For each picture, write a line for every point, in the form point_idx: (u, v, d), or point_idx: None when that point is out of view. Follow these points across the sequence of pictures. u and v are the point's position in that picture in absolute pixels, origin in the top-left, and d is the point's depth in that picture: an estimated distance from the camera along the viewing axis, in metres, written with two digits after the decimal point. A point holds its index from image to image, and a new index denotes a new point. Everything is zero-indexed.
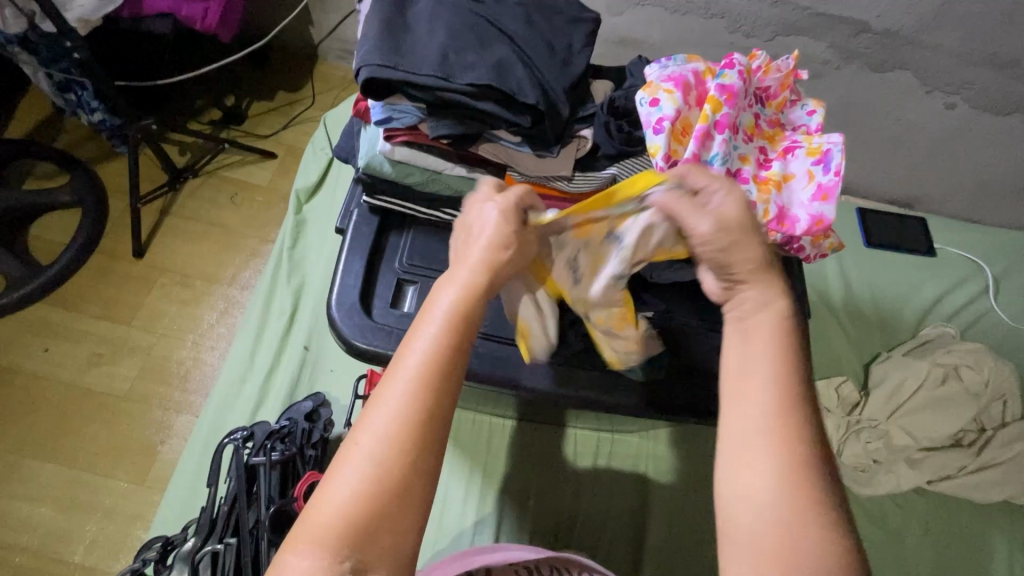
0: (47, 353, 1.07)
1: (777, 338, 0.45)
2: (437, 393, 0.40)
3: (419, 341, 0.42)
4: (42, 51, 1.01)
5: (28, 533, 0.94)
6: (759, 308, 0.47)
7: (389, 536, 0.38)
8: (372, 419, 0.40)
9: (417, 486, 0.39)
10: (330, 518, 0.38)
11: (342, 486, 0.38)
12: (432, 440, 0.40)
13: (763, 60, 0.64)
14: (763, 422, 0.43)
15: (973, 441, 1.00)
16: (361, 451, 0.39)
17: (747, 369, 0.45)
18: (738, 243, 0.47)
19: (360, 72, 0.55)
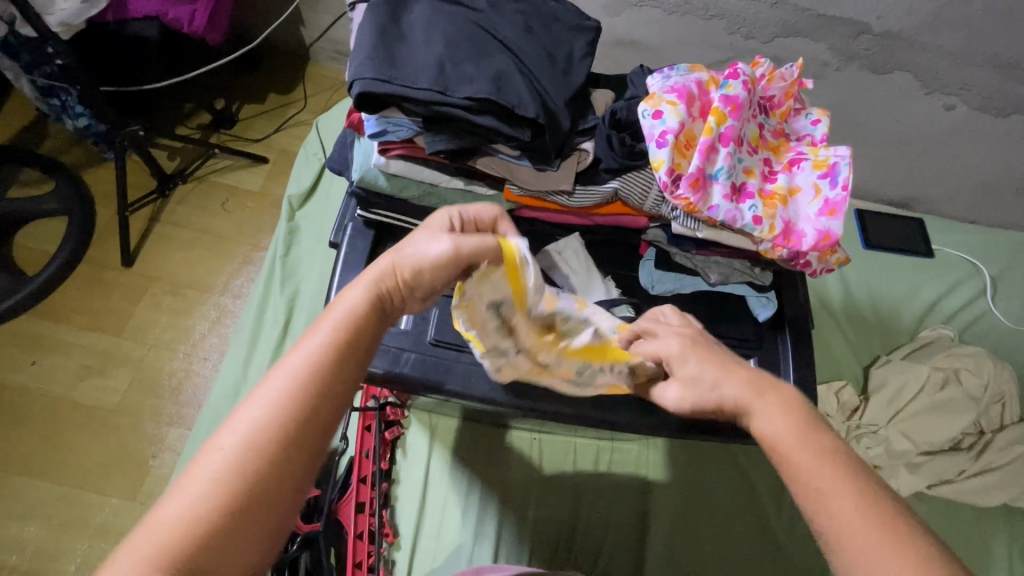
0: (34, 366, 1.04)
1: (798, 431, 0.40)
2: (311, 409, 0.39)
3: (304, 346, 0.40)
4: (23, 55, 0.97)
5: (17, 552, 0.92)
6: (756, 409, 0.43)
7: (228, 561, 0.35)
8: (247, 411, 0.38)
9: (267, 508, 0.36)
10: (176, 516, 0.35)
11: (184, 496, 0.35)
12: (296, 458, 0.37)
13: (767, 68, 0.62)
14: (863, 535, 0.35)
15: (973, 444, 1.00)
16: (217, 458, 0.36)
17: (813, 490, 0.38)
18: (702, 403, 0.47)
19: (353, 85, 0.53)
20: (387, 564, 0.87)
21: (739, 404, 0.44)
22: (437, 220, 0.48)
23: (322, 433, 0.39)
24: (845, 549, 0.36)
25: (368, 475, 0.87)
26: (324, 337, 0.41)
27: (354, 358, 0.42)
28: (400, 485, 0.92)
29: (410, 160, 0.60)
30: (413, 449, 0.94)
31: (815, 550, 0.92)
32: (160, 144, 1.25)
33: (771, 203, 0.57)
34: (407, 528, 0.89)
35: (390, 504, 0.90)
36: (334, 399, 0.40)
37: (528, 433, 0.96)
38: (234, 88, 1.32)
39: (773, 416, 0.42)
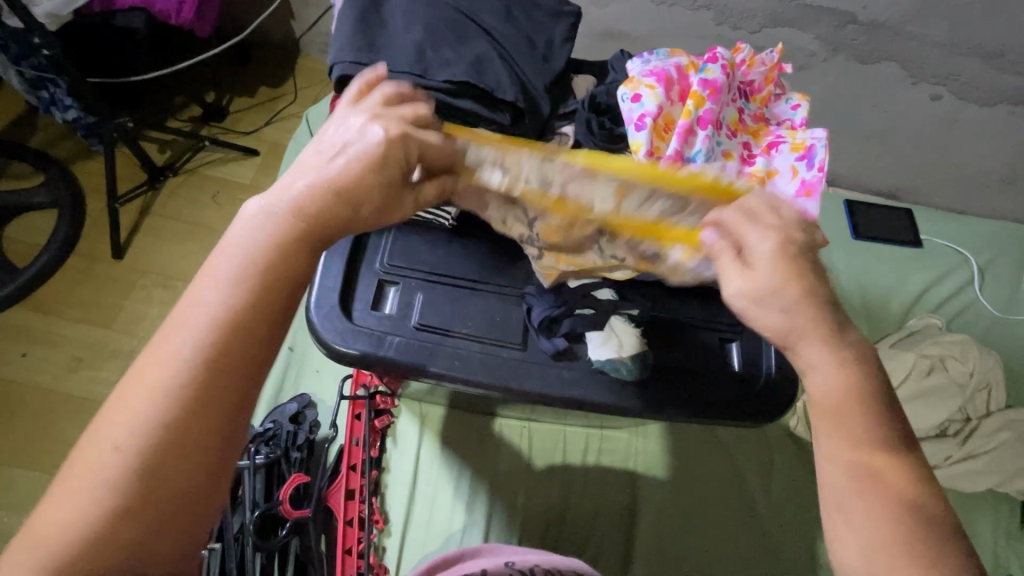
0: (26, 358, 1.04)
1: (852, 397, 0.42)
2: (221, 371, 0.34)
3: (217, 279, 0.36)
4: (11, 47, 0.98)
5: (9, 542, 0.92)
6: (811, 368, 0.43)
7: (167, 499, 0.32)
8: (168, 346, 0.34)
9: (202, 436, 0.33)
10: (105, 464, 0.32)
11: (113, 441, 0.32)
12: (214, 424, 0.34)
13: (747, 54, 0.64)
14: (857, 497, 0.41)
15: (959, 430, 1.01)
16: (115, 441, 0.32)
17: (837, 462, 0.42)
18: (760, 315, 0.43)
19: (333, 69, 0.54)
20: (378, 550, 0.87)
21: (791, 346, 0.44)
22: (373, 143, 0.42)
23: (249, 357, 0.35)
24: (839, 510, 0.42)
25: (358, 463, 0.88)
26: (226, 292, 0.36)
27: (268, 306, 0.36)
28: (390, 473, 0.93)
29: None
30: (403, 437, 0.94)
31: (801, 535, 0.93)
32: (150, 137, 1.25)
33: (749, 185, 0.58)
34: (398, 516, 0.90)
35: (381, 492, 0.91)
36: (246, 356, 0.35)
37: (518, 421, 0.96)
38: (225, 81, 1.32)
39: (828, 380, 0.43)
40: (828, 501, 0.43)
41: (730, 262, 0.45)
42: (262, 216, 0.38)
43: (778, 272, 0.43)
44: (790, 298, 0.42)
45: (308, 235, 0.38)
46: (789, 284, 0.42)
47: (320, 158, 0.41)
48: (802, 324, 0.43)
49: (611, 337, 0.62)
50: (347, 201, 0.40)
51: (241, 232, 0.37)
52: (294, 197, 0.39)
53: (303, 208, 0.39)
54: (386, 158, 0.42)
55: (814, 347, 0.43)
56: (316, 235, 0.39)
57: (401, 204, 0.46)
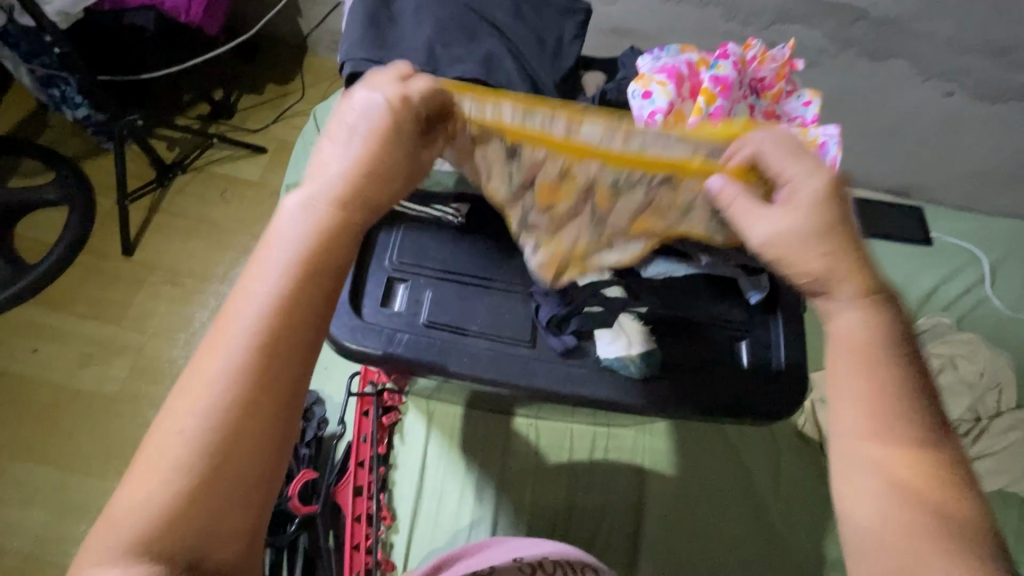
0: (37, 354, 1.06)
1: (866, 345, 0.43)
2: (276, 347, 0.35)
3: (270, 257, 0.37)
4: (21, 45, 0.98)
5: (21, 535, 0.93)
6: (838, 312, 0.44)
7: (239, 467, 0.33)
8: (227, 325, 0.35)
9: (268, 407, 0.34)
10: (178, 439, 0.33)
11: (185, 418, 0.33)
12: (278, 395, 0.34)
13: (758, 50, 0.63)
14: (862, 443, 0.41)
15: (968, 430, 1.00)
16: (192, 408, 0.33)
17: (852, 401, 0.42)
18: (792, 254, 0.45)
19: (344, 66, 0.54)
20: (385, 546, 0.88)
21: (828, 292, 0.45)
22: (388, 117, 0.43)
23: (304, 326, 0.36)
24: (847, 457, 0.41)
25: (365, 459, 0.89)
26: (278, 267, 0.36)
27: (321, 280, 0.37)
28: (397, 470, 0.93)
29: None
30: (411, 434, 0.95)
31: (807, 534, 0.93)
32: (158, 135, 1.26)
33: None
34: (405, 512, 0.90)
35: (388, 488, 0.91)
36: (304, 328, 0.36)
37: (526, 418, 0.96)
38: (232, 78, 1.32)
39: (857, 324, 0.43)
40: (838, 442, 0.42)
41: (746, 204, 0.48)
42: (306, 198, 0.39)
43: (814, 218, 0.45)
44: (818, 243, 0.44)
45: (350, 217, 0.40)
46: (826, 237, 0.44)
47: (346, 137, 0.42)
48: (835, 266, 0.44)
49: (619, 334, 0.62)
50: (380, 183, 0.42)
51: (286, 214, 0.39)
52: (332, 177, 0.40)
53: (343, 195, 0.40)
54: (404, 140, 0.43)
55: (833, 292, 0.44)
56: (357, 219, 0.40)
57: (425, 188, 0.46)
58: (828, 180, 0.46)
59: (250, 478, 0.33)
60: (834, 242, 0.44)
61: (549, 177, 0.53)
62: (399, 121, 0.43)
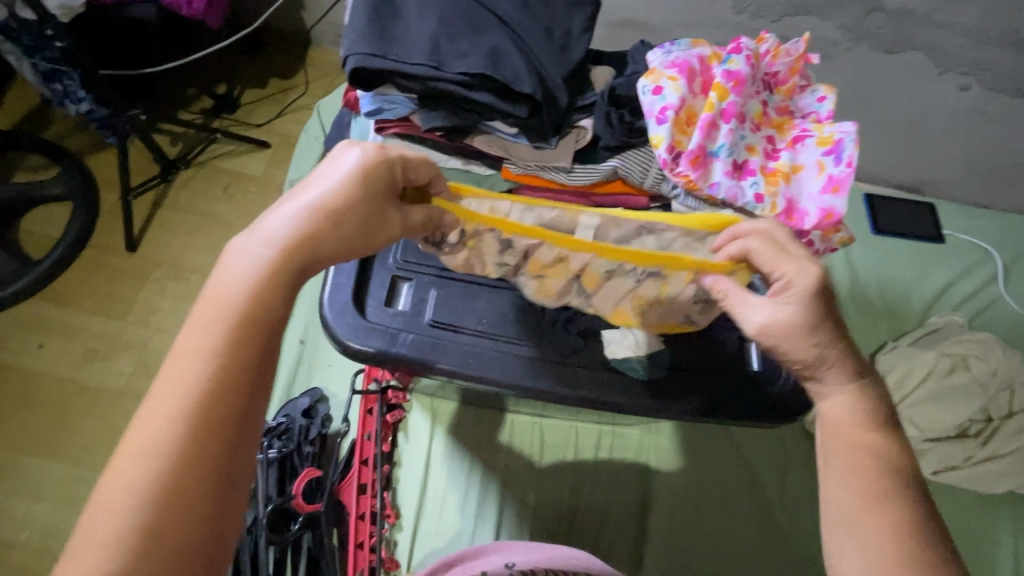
0: (41, 350, 1.06)
1: (859, 423, 0.47)
2: (229, 384, 0.35)
3: (222, 302, 0.37)
4: (23, 40, 0.97)
5: (27, 530, 0.93)
6: (830, 396, 0.48)
7: (192, 509, 0.33)
8: (177, 370, 0.35)
9: (218, 445, 0.34)
10: (130, 485, 0.32)
11: (135, 462, 0.33)
12: (231, 432, 0.35)
13: (772, 44, 0.61)
14: (855, 511, 0.44)
15: (980, 431, 0.97)
16: (140, 448, 0.33)
17: (837, 471, 0.46)
18: (787, 340, 0.46)
19: (347, 61, 0.53)
20: (389, 545, 0.87)
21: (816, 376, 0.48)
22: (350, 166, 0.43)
23: (254, 364, 0.37)
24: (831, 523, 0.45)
25: (370, 457, 0.88)
26: (230, 310, 0.37)
27: (273, 320, 0.38)
28: (401, 468, 0.92)
29: (405, 138, 0.61)
30: (415, 432, 0.94)
31: (816, 535, 0.92)
32: (162, 129, 1.25)
33: (773, 180, 0.57)
34: (409, 511, 0.90)
35: (393, 486, 0.91)
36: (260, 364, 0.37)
37: (529, 416, 0.96)
38: (235, 72, 1.31)
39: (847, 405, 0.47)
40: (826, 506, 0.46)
41: (739, 292, 0.49)
42: (263, 243, 0.39)
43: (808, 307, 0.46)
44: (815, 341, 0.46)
45: (308, 254, 0.40)
46: (818, 327, 0.46)
47: (308, 187, 0.43)
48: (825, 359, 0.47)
49: (626, 335, 0.61)
50: (344, 224, 0.42)
51: (240, 259, 0.39)
52: (291, 223, 0.41)
53: (301, 233, 0.40)
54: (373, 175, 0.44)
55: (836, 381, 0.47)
56: (311, 256, 0.41)
57: (388, 220, 0.46)
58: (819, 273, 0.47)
59: (202, 518, 0.33)
60: (817, 332, 0.46)
61: (543, 260, 0.54)
62: (364, 170, 0.43)
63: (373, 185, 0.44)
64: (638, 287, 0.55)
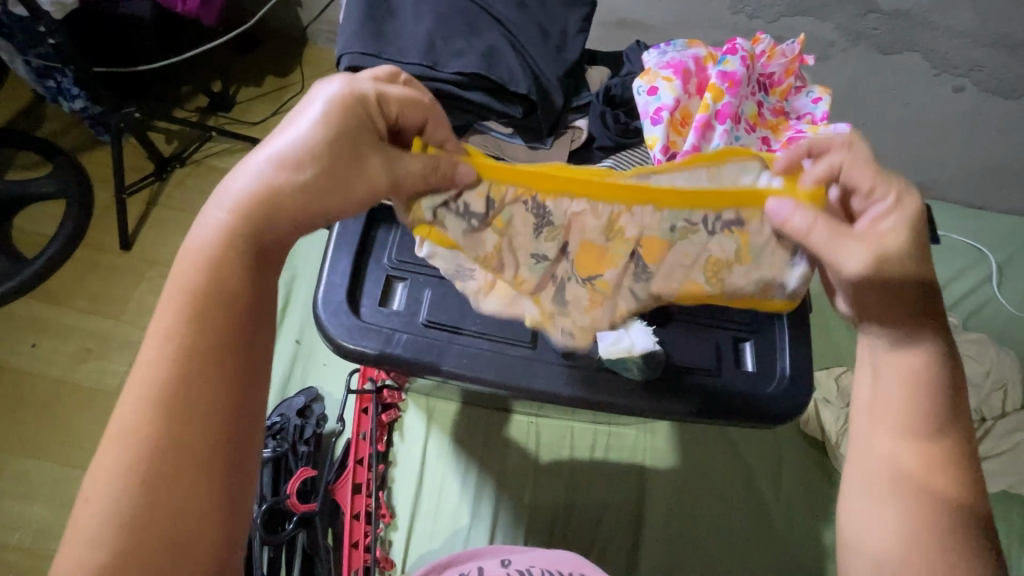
0: (35, 349, 1.05)
1: (917, 384, 0.43)
2: (197, 353, 0.36)
3: (188, 276, 0.38)
4: (17, 36, 0.97)
5: (21, 530, 0.93)
6: (893, 351, 0.45)
7: (182, 479, 0.34)
8: (149, 349, 0.36)
9: (196, 415, 0.35)
10: (116, 461, 0.34)
11: (119, 437, 0.35)
12: (206, 403, 0.36)
13: (767, 44, 0.62)
14: (890, 473, 0.43)
15: (973, 431, 0.98)
16: (122, 425, 0.35)
17: (886, 426, 0.44)
18: (891, 284, 0.44)
19: (341, 59, 0.53)
20: (384, 544, 0.87)
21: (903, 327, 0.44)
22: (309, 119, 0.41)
23: (221, 329, 0.37)
24: (880, 472, 0.43)
25: (365, 457, 0.88)
26: (194, 282, 0.38)
27: (236, 286, 0.38)
28: (396, 468, 0.92)
29: None
30: (410, 431, 0.94)
31: (810, 535, 0.92)
32: (157, 128, 1.25)
33: None
34: (404, 510, 0.89)
35: (388, 486, 0.91)
36: (220, 331, 0.37)
37: (525, 416, 0.96)
38: (231, 70, 1.31)
39: (922, 360, 0.44)
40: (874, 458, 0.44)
41: (833, 228, 0.45)
42: (222, 211, 0.39)
43: (907, 247, 0.44)
44: (918, 283, 0.44)
45: (267, 216, 0.39)
46: (915, 266, 0.44)
47: (269, 147, 0.41)
48: (919, 306, 0.44)
49: None
50: (308, 178, 0.40)
51: (202, 232, 0.39)
52: (250, 186, 0.39)
53: (259, 196, 0.39)
54: (331, 127, 0.41)
55: (897, 335, 0.44)
56: (275, 219, 0.40)
57: (367, 168, 0.42)
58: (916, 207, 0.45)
59: (191, 486, 0.35)
60: (916, 275, 0.44)
61: (594, 236, 0.52)
62: (326, 124, 0.41)
63: (340, 136, 0.41)
64: (710, 247, 0.52)
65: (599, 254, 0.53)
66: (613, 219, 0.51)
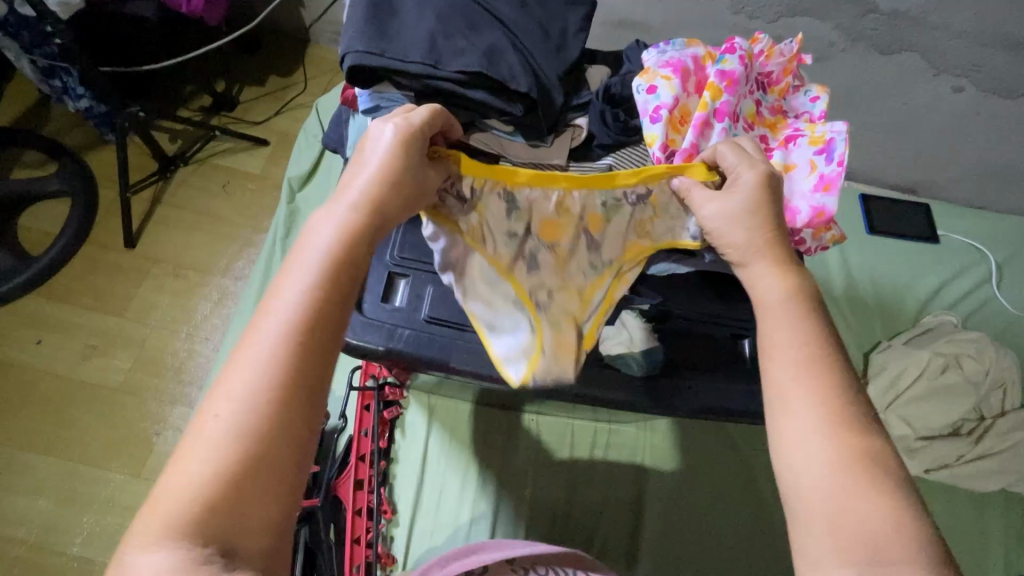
0: (40, 345, 1.06)
1: (790, 298, 0.47)
2: (301, 345, 0.38)
3: (294, 277, 0.40)
4: (23, 36, 0.98)
5: (26, 525, 0.94)
6: (756, 275, 0.50)
7: (276, 464, 0.35)
8: (253, 345, 0.38)
9: (295, 404, 0.36)
10: (214, 448, 0.34)
11: (219, 424, 0.35)
12: (305, 392, 0.37)
13: (766, 44, 0.62)
14: (795, 382, 0.43)
15: (972, 430, 0.99)
16: (216, 412, 0.36)
17: (775, 337, 0.45)
18: (728, 230, 0.51)
19: (345, 59, 0.54)
20: (385, 540, 0.88)
21: (744, 260, 0.50)
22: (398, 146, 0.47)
23: (326, 327, 0.39)
24: (783, 395, 0.43)
25: (366, 454, 0.88)
26: (300, 282, 0.40)
27: (337, 286, 0.41)
28: (398, 464, 0.93)
29: None
30: (411, 429, 0.95)
31: None
32: (161, 127, 1.25)
33: None
34: (406, 506, 0.90)
35: (389, 482, 0.91)
36: (327, 341, 0.39)
37: (526, 414, 0.96)
38: (234, 70, 1.32)
39: (774, 284, 0.48)
40: (771, 386, 0.44)
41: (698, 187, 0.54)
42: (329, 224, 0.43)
43: (749, 201, 0.51)
44: (759, 229, 0.50)
45: (364, 229, 0.44)
46: (753, 217, 0.51)
47: (361, 171, 0.47)
48: (757, 244, 0.50)
49: (621, 331, 0.62)
50: (394, 200, 0.46)
51: (307, 242, 0.43)
52: (353, 202, 0.45)
53: (362, 211, 0.44)
54: (406, 165, 0.47)
55: (756, 261, 0.50)
56: (369, 231, 0.44)
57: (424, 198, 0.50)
58: (761, 173, 0.51)
59: (283, 473, 0.35)
60: (759, 227, 0.50)
61: (547, 212, 0.59)
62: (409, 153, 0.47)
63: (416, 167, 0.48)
64: (637, 214, 0.59)
65: (556, 225, 0.59)
66: (561, 201, 0.58)
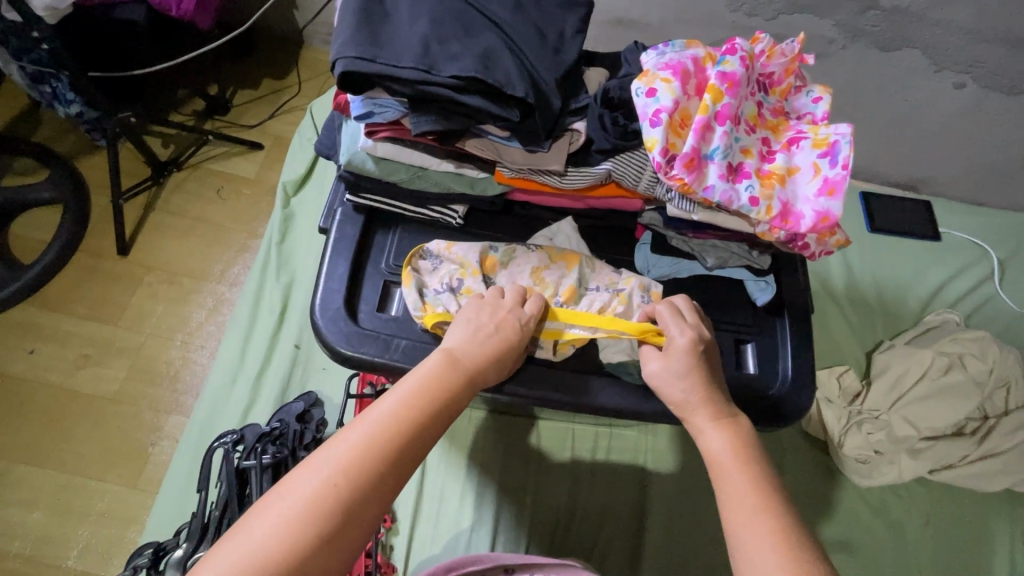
0: (33, 355, 1.05)
1: (733, 446, 0.48)
2: (395, 450, 0.43)
3: (406, 387, 0.47)
4: (11, 42, 0.96)
5: (20, 538, 0.93)
6: (704, 433, 0.50)
7: (332, 544, 0.39)
8: (357, 429, 0.43)
9: (371, 497, 0.41)
10: (295, 506, 0.39)
11: (307, 484, 0.40)
12: (379, 488, 0.42)
13: (767, 43, 0.61)
14: (760, 535, 0.42)
15: (976, 429, 0.98)
16: (312, 473, 0.41)
17: (729, 494, 0.45)
18: (669, 389, 0.52)
19: (336, 64, 0.52)
20: (385, 549, 0.87)
21: (690, 418, 0.51)
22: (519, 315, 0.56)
23: (418, 445, 0.45)
24: (746, 556, 0.42)
25: None
26: (411, 395, 0.46)
27: (439, 412, 0.47)
28: None
29: (397, 143, 0.60)
30: None
31: None
32: (153, 132, 1.24)
33: (769, 183, 0.56)
34: (405, 514, 0.89)
35: None
36: (414, 455, 0.44)
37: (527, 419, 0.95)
38: (228, 74, 1.30)
39: (719, 440, 0.49)
40: (734, 550, 0.43)
41: (652, 350, 0.55)
42: (446, 356, 0.50)
43: (689, 365, 0.52)
44: (696, 387, 0.51)
45: (473, 373, 0.50)
46: (690, 376, 0.52)
47: (480, 319, 0.55)
48: (696, 401, 0.51)
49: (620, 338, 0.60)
50: (499, 354, 0.53)
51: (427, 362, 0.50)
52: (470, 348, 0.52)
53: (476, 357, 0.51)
54: (514, 322, 0.55)
55: (701, 420, 0.50)
56: (472, 375, 0.51)
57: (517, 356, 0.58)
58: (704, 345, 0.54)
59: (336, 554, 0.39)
60: (704, 389, 0.51)
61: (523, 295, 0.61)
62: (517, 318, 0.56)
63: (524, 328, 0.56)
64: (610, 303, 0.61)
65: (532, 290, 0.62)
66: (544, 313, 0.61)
